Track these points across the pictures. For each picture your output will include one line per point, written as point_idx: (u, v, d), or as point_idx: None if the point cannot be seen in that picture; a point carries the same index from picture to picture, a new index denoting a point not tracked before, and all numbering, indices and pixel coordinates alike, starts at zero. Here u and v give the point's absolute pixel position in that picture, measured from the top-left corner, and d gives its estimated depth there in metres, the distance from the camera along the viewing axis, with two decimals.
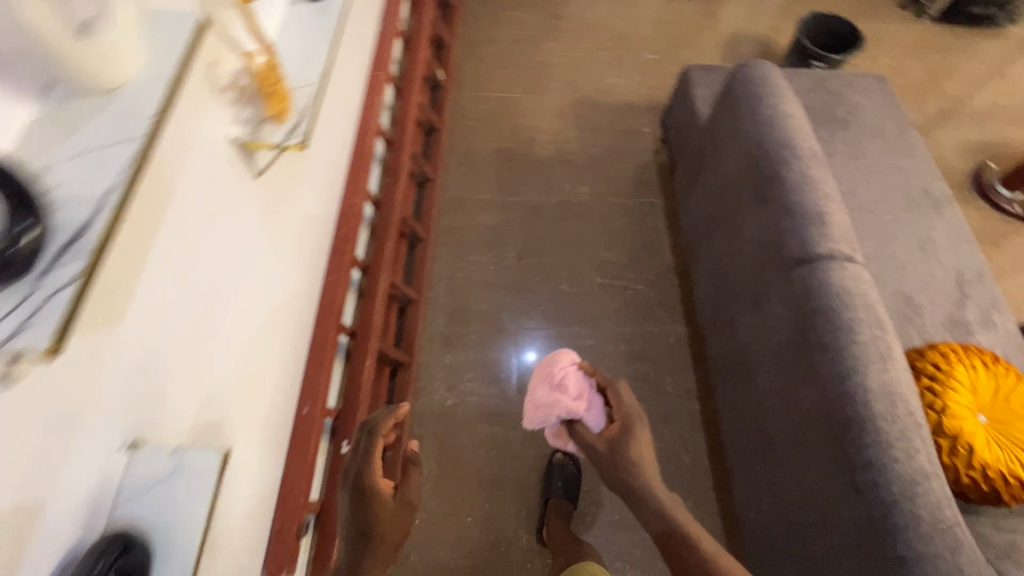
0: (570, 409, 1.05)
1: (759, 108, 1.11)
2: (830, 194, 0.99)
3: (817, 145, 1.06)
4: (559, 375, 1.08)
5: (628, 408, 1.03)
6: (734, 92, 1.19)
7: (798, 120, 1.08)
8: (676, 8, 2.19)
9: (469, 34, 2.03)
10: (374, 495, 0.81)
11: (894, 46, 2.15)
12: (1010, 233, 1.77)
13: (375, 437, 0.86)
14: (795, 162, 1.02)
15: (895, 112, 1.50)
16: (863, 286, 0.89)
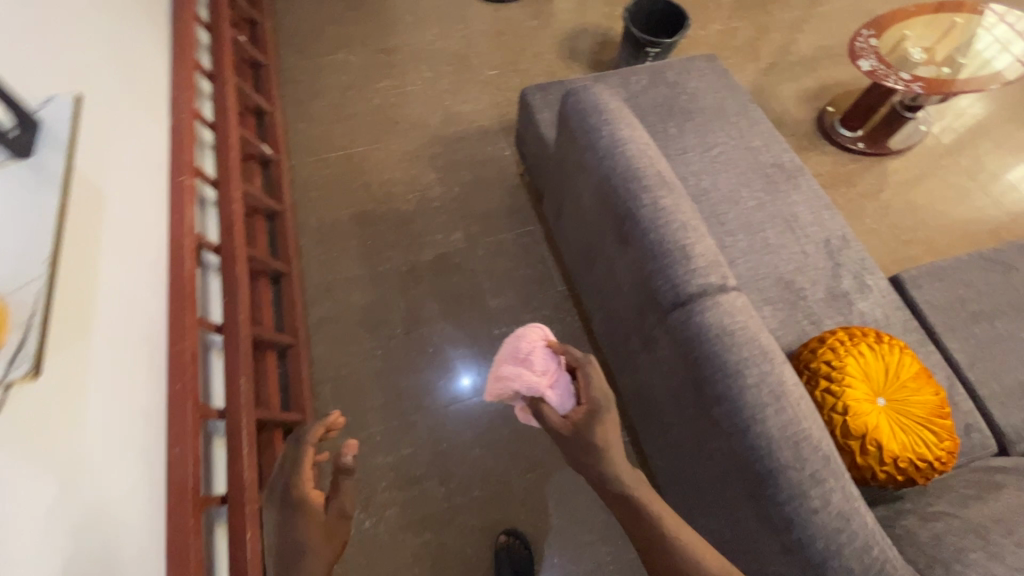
0: (535, 386, 0.89)
1: (596, 138, 1.03)
2: (688, 220, 0.93)
3: (664, 165, 1.00)
4: (528, 348, 0.91)
5: (597, 393, 0.88)
6: (569, 122, 1.10)
7: (639, 143, 1.01)
8: (506, 14, 2.10)
9: (293, 91, 1.82)
10: (304, 509, 0.78)
11: (719, 10, 2.20)
12: (860, 170, 1.85)
13: (304, 447, 0.82)
14: (644, 195, 0.95)
15: (733, 90, 1.50)
16: (740, 317, 0.84)
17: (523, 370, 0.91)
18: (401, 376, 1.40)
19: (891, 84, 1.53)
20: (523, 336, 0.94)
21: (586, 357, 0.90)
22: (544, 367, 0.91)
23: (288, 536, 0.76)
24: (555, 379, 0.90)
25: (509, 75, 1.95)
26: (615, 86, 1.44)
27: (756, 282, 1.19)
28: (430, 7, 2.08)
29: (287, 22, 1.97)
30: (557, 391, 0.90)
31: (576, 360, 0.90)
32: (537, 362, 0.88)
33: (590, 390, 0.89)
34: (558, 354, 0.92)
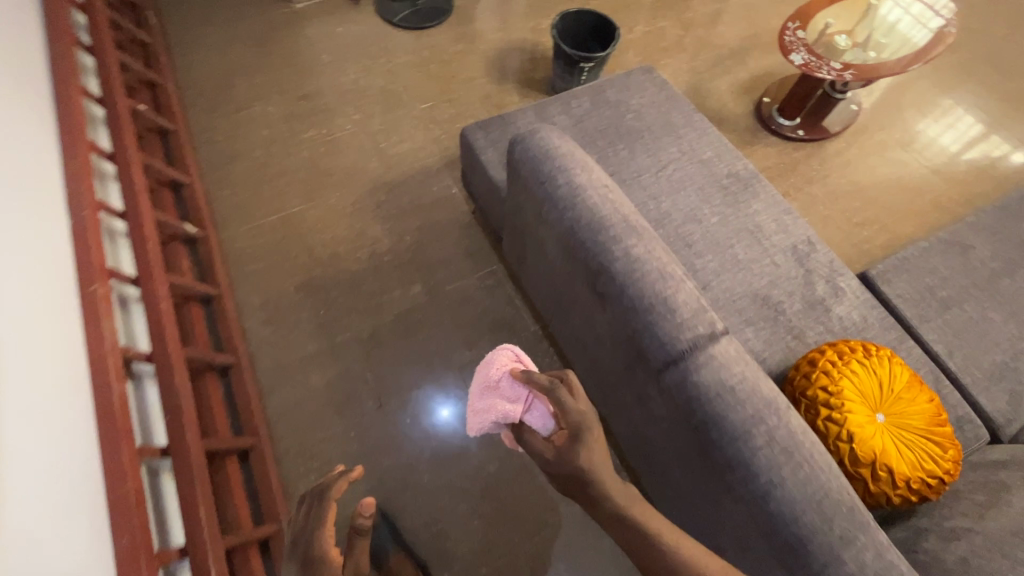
0: (508, 414, 0.84)
1: (552, 189, 0.96)
2: (664, 268, 0.87)
3: (628, 208, 0.94)
4: (495, 375, 0.86)
5: (575, 416, 0.79)
6: (520, 171, 1.02)
7: (598, 188, 0.95)
8: (428, 41, 1.99)
9: (210, 155, 1.66)
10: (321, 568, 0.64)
11: (642, 12, 2.17)
12: (805, 157, 1.87)
13: (326, 500, 0.71)
14: (614, 247, 0.88)
15: (675, 100, 1.46)
16: (736, 369, 0.79)
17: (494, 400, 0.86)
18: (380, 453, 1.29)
19: (824, 74, 1.54)
20: (492, 364, 0.89)
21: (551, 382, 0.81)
22: (513, 395, 0.85)
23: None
24: (528, 404, 0.84)
25: (442, 106, 1.85)
26: (557, 114, 1.38)
27: (733, 303, 1.16)
28: (347, 43, 1.95)
29: (191, 79, 1.80)
30: (536, 413, 0.85)
31: (541, 387, 0.82)
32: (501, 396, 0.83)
33: (566, 415, 0.80)
34: (525, 380, 0.83)
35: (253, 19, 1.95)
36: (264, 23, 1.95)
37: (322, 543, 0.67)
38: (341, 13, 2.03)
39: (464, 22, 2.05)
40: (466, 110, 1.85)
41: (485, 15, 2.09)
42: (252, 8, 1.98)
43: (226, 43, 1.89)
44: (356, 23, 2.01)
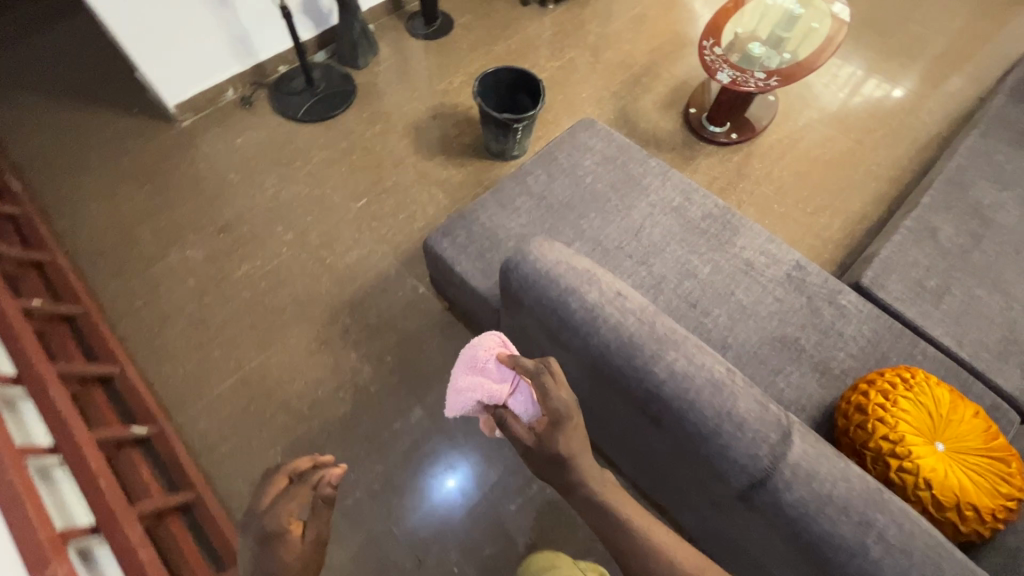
0: (490, 397, 0.84)
1: (567, 316, 0.87)
2: (714, 376, 0.81)
3: (651, 315, 0.88)
4: (481, 355, 0.87)
5: (556, 403, 0.78)
6: (522, 302, 0.92)
7: (614, 302, 0.88)
8: (339, 129, 1.84)
9: (135, 327, 1.44)
10: (276, 545, 0.71)
11: (546, 48, 2.13)
12: (744, 158, 1.89)
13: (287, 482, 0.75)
14: (656, 368, 0.81)
15: (627, 149, 1.41)
16: (823, 471, 0.75)
17: (480, 382, 0.86)
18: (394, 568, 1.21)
19: (752, 87, 1.56)
20: (479, 346, 0.90)
21: (537, 366, 0.81)
22: (500, 377, 0.85)
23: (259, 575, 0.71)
24: (513, 388, 0.84)
25: (377, 198, 1.71)
26: (518, 198, 1.30)
27: (755, 354, 1.13)
28: (252, 153, 1.76)
29: (85, 242, 1.56)
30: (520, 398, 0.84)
31: (529, 370, 0.82)
32: (489, 373, 0.84)
33: (548, 401, 0.79)
34: (510, 364, 0.84)
35: (136, 153, 1.72)
36: (150, 153, 1.73)
37: (288, 520, 0.72)
38: (236, 121, 1.83)
39: (372, 100, 1.91)
40: (404, 197, 1.71)
41: (392, 87, 1.96)
42: (132, 140, 1.74)
43: (113, 189, 1.65)
44: (256, 128, 1.82)
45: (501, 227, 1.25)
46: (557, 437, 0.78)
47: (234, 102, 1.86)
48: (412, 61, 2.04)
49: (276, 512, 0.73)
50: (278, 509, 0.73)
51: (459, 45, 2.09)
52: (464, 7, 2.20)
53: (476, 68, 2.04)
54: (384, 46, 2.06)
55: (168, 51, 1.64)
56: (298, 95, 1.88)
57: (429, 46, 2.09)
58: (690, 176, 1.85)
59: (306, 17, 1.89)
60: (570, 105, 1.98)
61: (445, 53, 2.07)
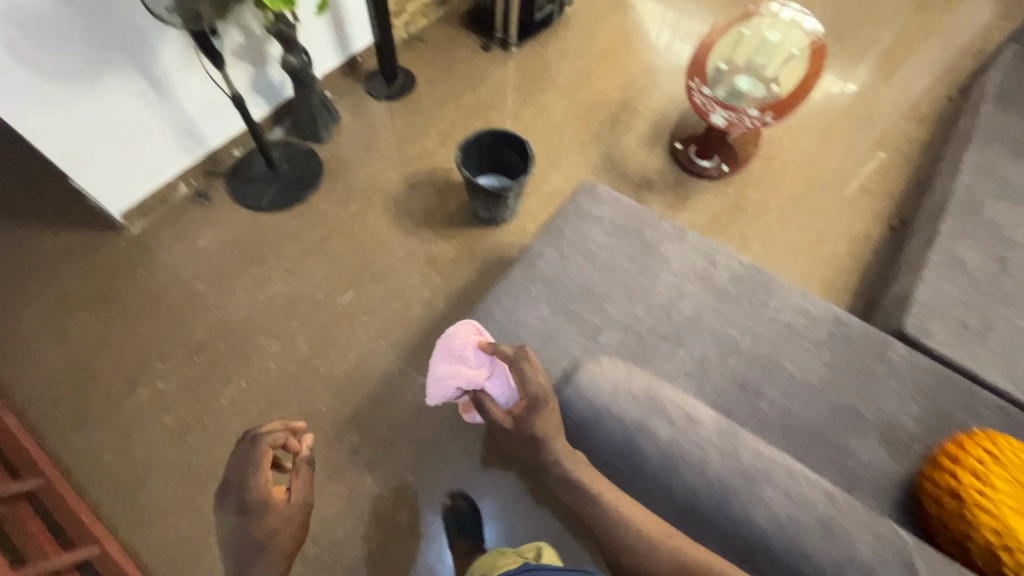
0: (471, 381, 0.93)
1: (643, 454, 0.77)
2: (820, 507, 0.73)
3: (733, 439, 0.80)
4: (459, 345, 0.97)
5: (534, 387, 0.82)
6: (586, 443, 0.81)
7: (693, 430, 0.79)
8: (311, 214, 1.67)
9: (110, 489, 1.24)
10: (266, 506, 0.86)
11: (518, 95, 2.03)
12: (739, 189, 1.84)
13: (264, 444, 0.88)
14: (757, 510, 0.72)
15: (638, 214, 1.32)
16: None
17: (459, 367, 0.95)
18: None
19: (750, 125, 1.49)
20: (455, 336, 1.00)
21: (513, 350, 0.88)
22: (478, 361, 0.95)
23: (249, 537, 0.84)
24: (490, 372, 0.94)
25: (366, 287, 1.55)
26: (533, 287, 1.19)
27: (818, 432, 1.05)
28: (217, 254, 1.58)
29: (36, 392, 1.35)
30: (497, 381, 0.93)
31: (505, 352, 0.91)
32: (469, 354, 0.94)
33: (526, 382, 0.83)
34: (488, 349, 0.95)
35: (81, 274, 1.52)
36: (99, 273, 1.52)
37: (264, 473, 0.87)
38: (193, 219, 1.64)
39: (344, 176, 1.76)
40: (394, 281, 1.57)
41: (362, 158, 1.81)
42: (74, 260, 1.53)
43: (62, 321, 1.45)
44: (217, 224, 1.63)
45: (522, 325, 1.14)
46: (535, 419, 0.80)
47: (188, 198, 1.66)
48: (376, 125, 1.89)
49: (257, 480, 0.87)
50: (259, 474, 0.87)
51: (427, 103, 1.97)
52: (422, 61, 2.08)
53: (446, 125, 1.92)
54: (345, 113, 1.91)
55: (104, 156, 1.45)
56: (260, 180, 1.71)
57: (393, 107, 1.95)
58: (689, 216, 1.77)
59: (257, 94, 1.72)
60: (551, 154, 1.88)
61: (410, 112, 1.94)
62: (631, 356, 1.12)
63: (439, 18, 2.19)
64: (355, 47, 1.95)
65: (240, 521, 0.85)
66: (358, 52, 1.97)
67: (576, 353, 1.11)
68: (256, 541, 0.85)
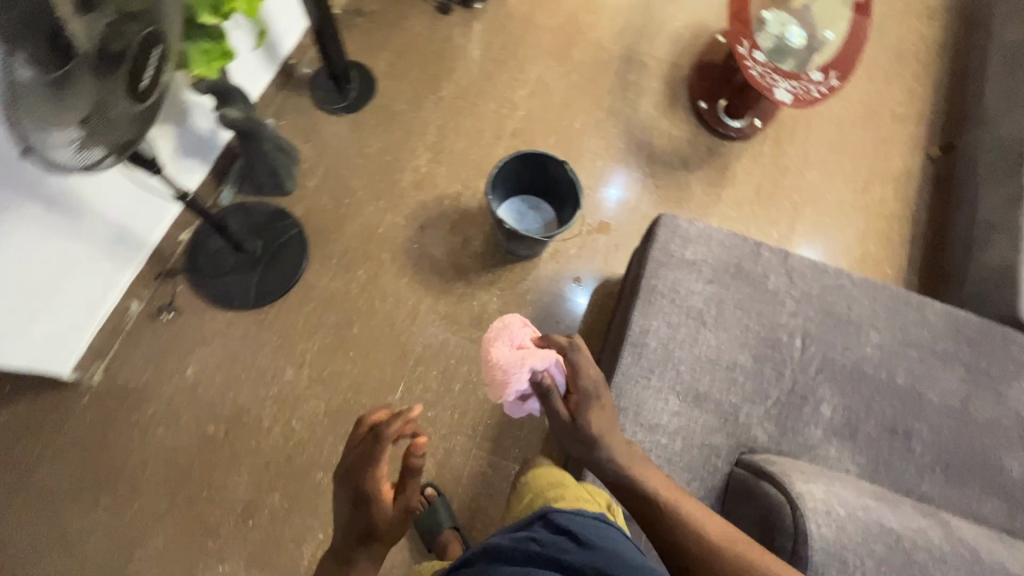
0: (542, 363, 0.89)
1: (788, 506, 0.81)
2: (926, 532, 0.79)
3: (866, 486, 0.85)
4: (511, 333, 0.93)
5: (587, 382, 0.88)
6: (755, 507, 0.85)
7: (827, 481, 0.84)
8: (314, 297, 1.36)
9: None
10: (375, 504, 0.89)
11: (504, 71, 1.65)
12: (775, 144, 1.66)
13: (384, 438, 0.85)
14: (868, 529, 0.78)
15: (731, 244, 1.13)
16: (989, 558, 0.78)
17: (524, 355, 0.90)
18: (426, 533, 1.18)
19: (818, 95, 1.29)
20: (509, 325, 0.96)
21: (568, 340, 0.90)
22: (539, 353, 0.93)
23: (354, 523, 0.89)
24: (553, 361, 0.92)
25: (414, 374, 1.32)
26: (653, 375, 1.02)
27: (972, 459, 1.03)
28: (219, 381, 1.27)
29: None
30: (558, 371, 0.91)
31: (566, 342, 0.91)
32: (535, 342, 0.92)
33: (579, 378, 0.88)
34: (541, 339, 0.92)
35: (54, 459, 1.19)
36: (76, 450, 1.20)
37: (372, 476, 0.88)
38: (164, 344, 1.28)
39: (335, 235, 1.42)
40: (444, 357, 1.34)
41: (347, 204, 1.45)
42: (34, 444, 1.19)
43: (60, 526, 1.15)
44: (200, 343, 1.29)
45: (658, 429, 0.99)
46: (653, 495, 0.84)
47: (146, 316, 1.29)
48: (347, 153, 1.50)
49: (368, 473, 0.88)
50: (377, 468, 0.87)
51: (399, 106, 1.57)
52: (371, 45, 1.62)
53: (433, 133, 1.55)
54: (301, 145, 1.49)
55: (30, 313, 1.05)
56: (234, 268, 1.34)
57: (359, 122, 1.54)
58: (732, 191, 1.60)
59: (190, 157, 1.29)
60: (566, 147, 1.59)
61: (382, 124, 1.54)
62: (779, 428, 1.01)
63: None
64: (284, 49, 1.49)
65: (352, 511, 0.89)
66: (286, 57, 1.51)
67: (724, 443, 0.99)
68: (356, 533, 0.90)
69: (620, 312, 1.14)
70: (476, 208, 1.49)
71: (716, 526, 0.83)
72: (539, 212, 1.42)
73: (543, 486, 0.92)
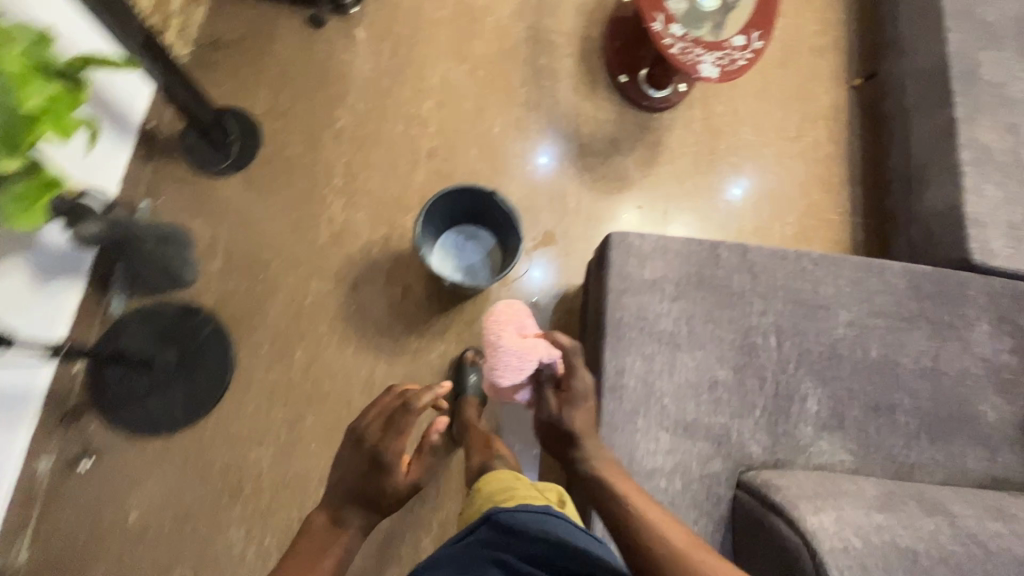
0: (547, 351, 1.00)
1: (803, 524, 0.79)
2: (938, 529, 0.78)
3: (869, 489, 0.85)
4: (519, 319, 1.04)
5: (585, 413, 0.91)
6: (773, 537, 0.82)
7: (836, 495, 0.84)
8: (255, 395, 1.21)
9: None
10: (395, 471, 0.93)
11: (403, 82, 1.46)
12: (703, 106, 1.57)
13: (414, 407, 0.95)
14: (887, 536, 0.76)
15: (689, 251, 1.06)
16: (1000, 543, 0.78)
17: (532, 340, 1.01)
18: None
19: (745, 62, 1.19)
20: (513, 312, 1.06)
21: (571, 343, 0.97)
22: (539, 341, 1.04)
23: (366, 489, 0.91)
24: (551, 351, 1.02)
25: None
26: (639, 415, 0.97)
27: (951, 415, 1.05)
28: (169, 518, 1.13)
29: None
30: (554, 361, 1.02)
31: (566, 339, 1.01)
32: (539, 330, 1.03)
33: (572, 378, 0.96)
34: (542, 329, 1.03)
35: None
36: None
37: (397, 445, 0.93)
38: (93, 497, 1.12)
39: (261, 319, 1.26)
40: None
41: (264, 279, 1.28)
42: None
43: None
44: (136, 483, 1.14)
45: (655, 472, 0.94)
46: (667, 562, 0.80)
47: (63, 469, 1.12)
48: (248, 220, 1.31)
49: (393, 439, 0.94)
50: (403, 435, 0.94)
51: (294, 150, 1.37)
52: (242, 84, 1.39)
53: (341, 174, 1.37)
54: (191, 223, 1.29)
55: None
56: (151, 390, 1.17)
57: (252, 180, 1.34)
58: (670, 166, 1.52)
59: (56, 277, 1.10)
60: (490, 156, 1.45)
61: (280, 177, 1.35)
62: (772, 436, 0.99)
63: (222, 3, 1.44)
64: (134, 119, 1.26)
65: (365, 474, 0.92)
66: (140, 120, 1.28)
67: (723, 468, 0.96)
68: (360, 498, 0.91)
69: (589, 348, 1.07)
70: (409, 250, 1.35)
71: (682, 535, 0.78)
72: (478, 241, 1.30)
73: (494, 491, 0.94)
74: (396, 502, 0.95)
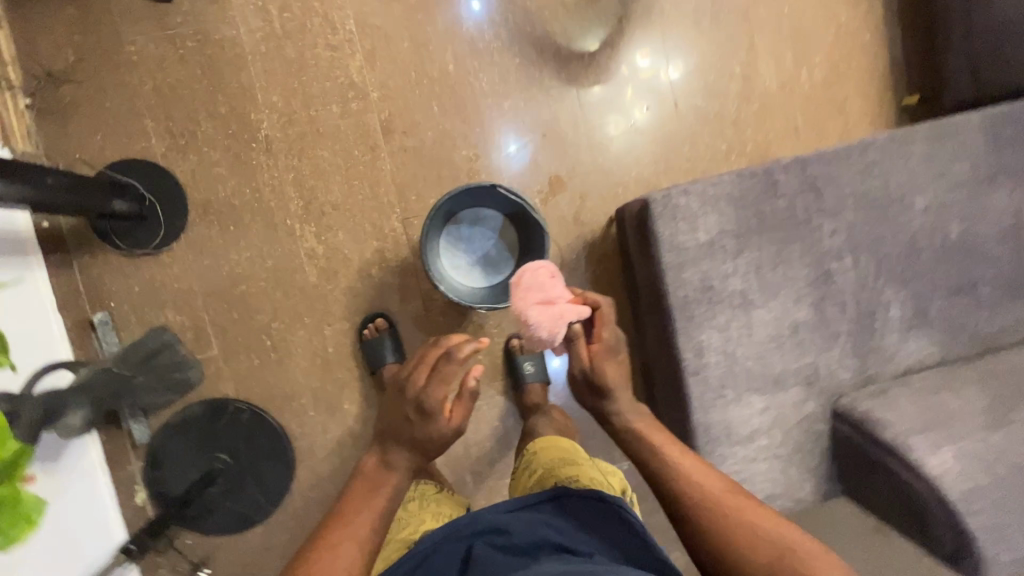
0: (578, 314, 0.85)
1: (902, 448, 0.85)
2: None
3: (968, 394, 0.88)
4: (546, 289, 0.85)
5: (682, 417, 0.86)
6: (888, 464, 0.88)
7: (940, 410, 0.88)
8: (324, 458, 1.17)
9: None
10: (434, 420, 0.82)
11: (312, 42, 1.11)
12: None
13: (454, 361, 0.80)
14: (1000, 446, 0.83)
15: (742, 190, 0.90)
16: None
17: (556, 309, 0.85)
18: None
19: None
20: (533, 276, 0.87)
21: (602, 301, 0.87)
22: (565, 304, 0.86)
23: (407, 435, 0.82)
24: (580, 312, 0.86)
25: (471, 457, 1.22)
26: (728, 386, 0.92)
27: None
28: None
29: None
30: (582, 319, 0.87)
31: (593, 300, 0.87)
32: (562, 295, 0.85)
33: (603, 328, 0.87)
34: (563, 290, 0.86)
35: None
36: None
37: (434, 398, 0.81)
38: None
39: (291, 385, 1.16)
40: (486, 424, 1.23)
41: (272, 345, 1.15)
42: None
43: None
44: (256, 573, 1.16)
45: (755, 434, 0.93)
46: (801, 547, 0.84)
47: None
48: (220, 288, 1.12)
49: (436, 387, 0.82)
50: (443, 386, 0.81)
51: (227, 186, 1.10)
52: (120, 124, 1.07)
53: (294, 194, 1.12)
54: (162, 316, 1.11)
55: None
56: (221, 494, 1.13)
57: (199, 242, 1.11)
58: (668, 38, 1.23)
59: (67, 446, 1.00)
60: (456, 103, 1.16)
61: (229, 224, 1.11)
62: (859, 357, 0.95)
63: (27, 16, 1.04)
64: (27, 232, 1.02)
65: (410, 420, 0.82)
66: (32, 227, 1.03)
67: (817, 405, 0.95)
68: (406, 439, 0.83)
69: (653, 326, 0.98)
70: (409, 255, 1.17)
71: (720, 484, 0.74)
72: (486, 224, 1.13)
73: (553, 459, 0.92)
74: (440, 447, 0.85)
